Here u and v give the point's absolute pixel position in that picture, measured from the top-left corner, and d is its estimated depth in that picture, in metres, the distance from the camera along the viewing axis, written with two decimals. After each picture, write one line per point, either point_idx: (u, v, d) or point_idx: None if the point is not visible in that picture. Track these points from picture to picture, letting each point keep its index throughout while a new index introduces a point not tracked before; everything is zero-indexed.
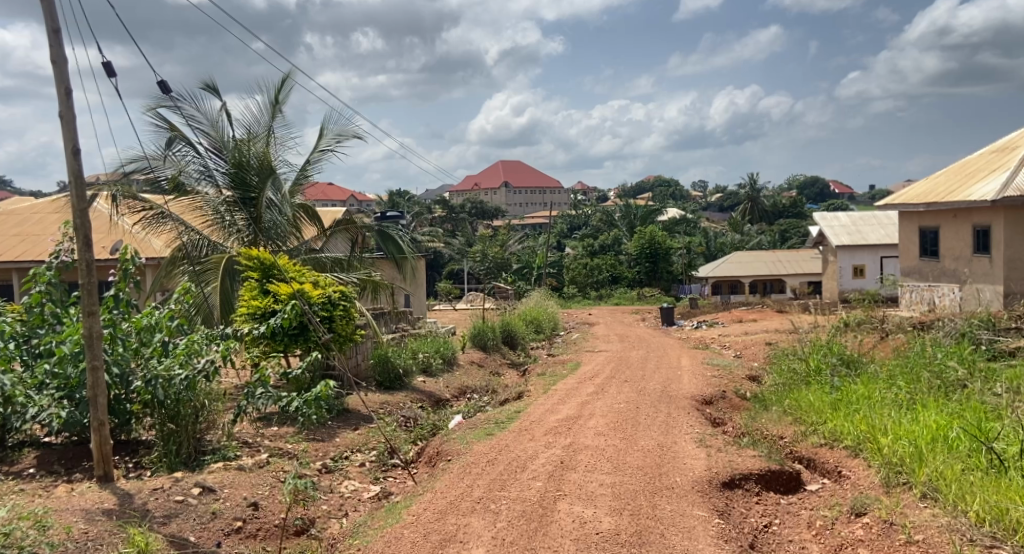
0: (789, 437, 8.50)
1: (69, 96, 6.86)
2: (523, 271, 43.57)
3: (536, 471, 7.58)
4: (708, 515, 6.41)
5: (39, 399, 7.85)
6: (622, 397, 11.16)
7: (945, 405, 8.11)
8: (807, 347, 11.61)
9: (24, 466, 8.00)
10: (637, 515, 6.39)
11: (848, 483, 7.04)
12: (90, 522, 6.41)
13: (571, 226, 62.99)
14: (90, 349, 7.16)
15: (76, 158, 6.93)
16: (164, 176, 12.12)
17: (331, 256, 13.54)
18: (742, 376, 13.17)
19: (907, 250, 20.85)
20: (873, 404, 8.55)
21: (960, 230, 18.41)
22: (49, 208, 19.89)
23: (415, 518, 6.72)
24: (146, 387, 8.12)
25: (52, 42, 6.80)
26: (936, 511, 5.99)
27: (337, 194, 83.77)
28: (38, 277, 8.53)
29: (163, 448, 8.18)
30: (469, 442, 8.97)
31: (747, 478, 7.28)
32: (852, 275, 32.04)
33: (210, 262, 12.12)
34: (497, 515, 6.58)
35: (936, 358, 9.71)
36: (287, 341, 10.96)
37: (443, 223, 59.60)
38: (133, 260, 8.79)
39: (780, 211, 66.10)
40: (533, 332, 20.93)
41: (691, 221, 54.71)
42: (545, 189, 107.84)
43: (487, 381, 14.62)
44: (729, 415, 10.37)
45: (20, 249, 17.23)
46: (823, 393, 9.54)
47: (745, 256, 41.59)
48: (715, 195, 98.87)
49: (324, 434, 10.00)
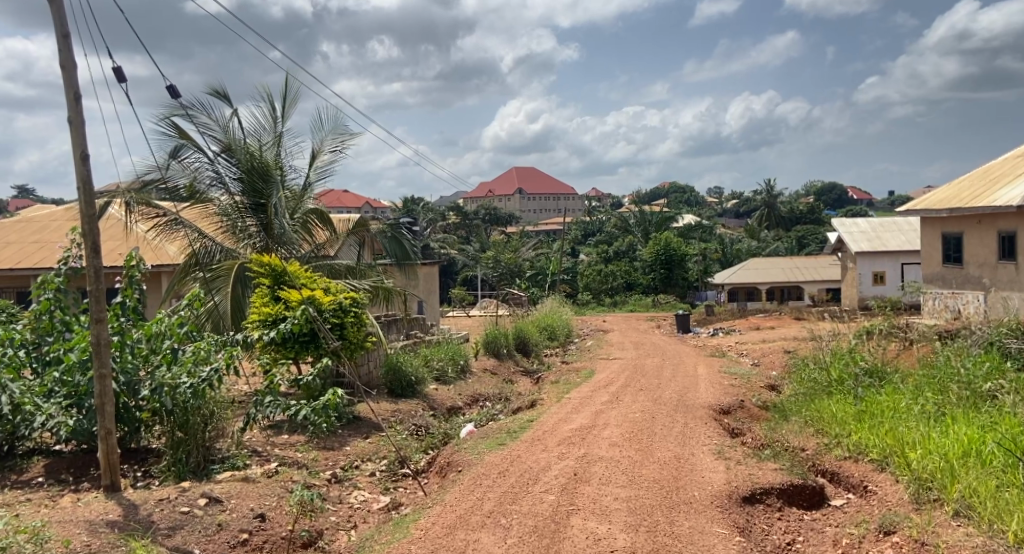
0: (812, 449, 8.21)
1: (78, 101, 6.71)
2: (537, 278, 43.45)
3: (549, 484, 7.34)
4: (728, 533, 6.16)
5: (47, 408, 7.76)
6: (638, 406, 10.90)
7: (976, 417, 7.82)
8: (827, 355, 11.28)
9: (33, 475, 7.85)
10: (653, 532, 6.14)
11: (874, 499, 6.76)
12: (94, 534, 6.23)
13: (585, 232, 62.77)
14: (98, 357, 6.98)
15: (84, 164, 6.78)
16: (178, 183, 11.90)
17: (344, 263, 13.30)
18: (760, 384, 12.87)
19: (931, 256, 20.45)
20: (900, 416, 8.22)
21: (984, 236, 18.02)
22: (67, 216, 19.92)
23: (423, 532, 6.51)
24: (154, 396, 7.93)
25: (61, 47, 6.66)
26: (970, 530, 5.73)
27: (353, 201, 84.27)
28: (47, 283, 8.29)
29: (172, 457, 7.99)
30: (480, 453, 8.74)
31: (768, 492, 7.01)
32: (872, 282, 31.60)
33: (220, 269, 11.96)
34: (508, 530, 6.35)
35: (966, 368, 9.37)
36: (298, 347, 10.81)
37: (457, 230, 59.65)
38: (138, 266, 8.60)
39: (798, 218, 64.62)
40: (547, 339, 20.70)
41: (706, 227, 54.23)
42: (560, 196, 107.80)
43: (499, 389, 14.40)
44: (748, 425, 10.11)
45: (37, 256, 17.20)
46: (845, 404, 9.21)
47: (762, 262, 41.09)
48: (729, 202, 98.11)
49: (334, 442, 9.83)
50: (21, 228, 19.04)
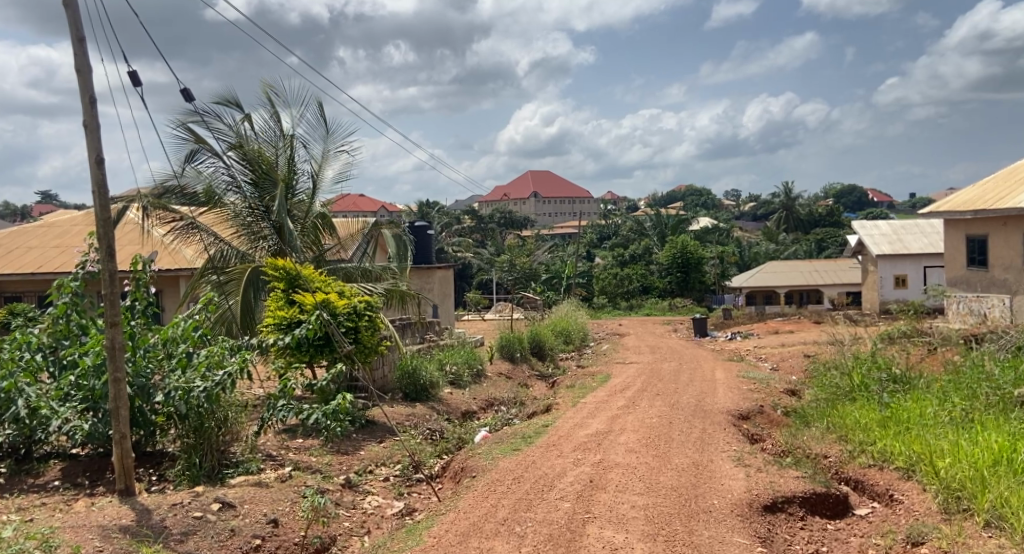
0: (835, 457, 8.00)
1: (93, 106, 6.65)
2: (553, 281, 43.36)
3: (564, 491, 7.19)
4: (749, 543, 5.99)
5: (63, 412, 7.70)
6: (655, 411, 10.73)
7: (1006, 424, 7.61)
8: (848, 360, 11.05)
9: (49, 479, 7.80)
10: (672, 542, 5.96)
11: (901, 508, 6.58)
12: (106, 539, 6.14)
13: (601, 235, 62.59)
14: (112, 361, 6.90)
15: (100, 167, 6.72)
16: (194, 190, 11.86)
17: (358, 267, 13.14)
18: (780, 389, 12.67)
19: (954, 259, 20.12)
20: (927, 424, 8.02)
21: (1010, 239, 17.70)
22: (87, 220, 20.04)
23: (436, 540, 6.37)
24: (168, 400, 7.84)
25: (77, 51, 6.59)
26: (1003, 541, 5.53)
27: (369, 205, 84.86)
28: (63, 287, 8.21)
29: (186, 461, 7.93)
30: (495, 458, 8.59)
31: (791, 501, 6.82)
32: (893, 285, 31.19)
33: (234, 272, 11.85)
34: (522, 538, 6.21)
35: (993, 373, 9.15)
36: (313, 352, 10.68)
37: (472, 233, 59.74)
38: (147, 270, 8.51)
39: (816, 220, 63.97)
40: (563, 342, 20.58)
41: (723, 230, 53.80)
42: (575, 200, 107.73)
43: (515, 393, 14.29)
44: (767, 431, 9.92)
45: (57, 261, 17.28)
46: (870, 409, 8.99)
47: (781, 265, 40.71)
48: (746, 204, 97.61)
49: (348, 446, 9.73)
50: (41, 233, 19.15)
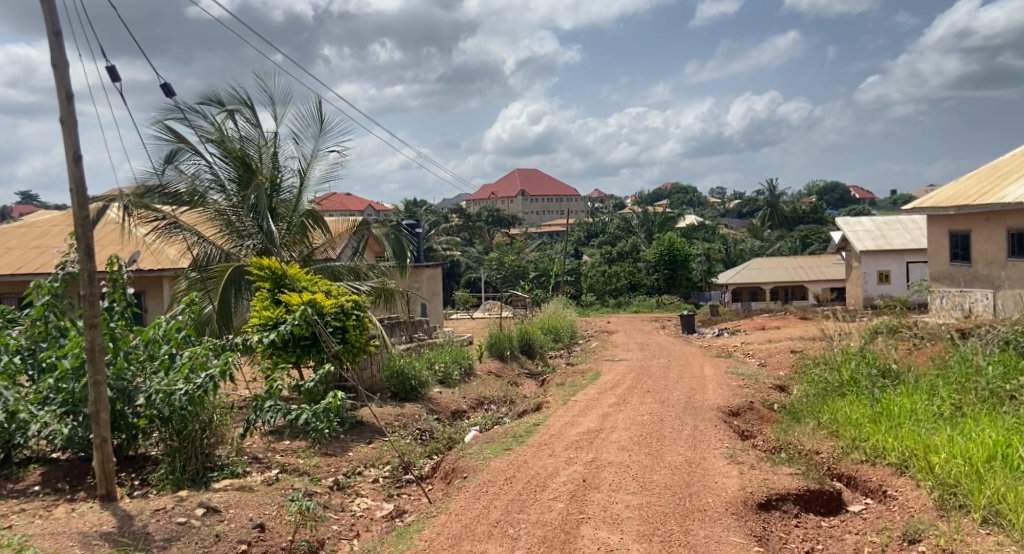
0: (828, 453, 7.97)
1: (71, 100, 6.50)
2: (540, 280, 43.34)
3: (557, 491, 7.11)
4: (745, 542, 5.95)
5: (42, 416, 7.54)
6: (645, 409, 10.66)
7: (998, 419, 7.63)
8: (837, 356, 11.03)
9: (29, 483, 7.64)
10: (668, 543, 5.89)
11: (894, 504, 6.56)
12: (87, 547, 6.02)
13: (587, 232, 62.61)
14: (91, 364, 6.72)
15: (77, 165, 6.57)
16: (177, 189, 11.70)
17: (345, 265, 13.04)
18: (768, 385, 12.67)
19: (938, 254, 20.21)
20: (918, 419, 8.01)
21: (993, 234, 17.81)
22: (68, 220, 19.74)
23: (427, 543, 6.28)
24: (149, 403, 7.70)
25: (53, 45, 6.44)
26: (1001, 539, 5.51)
27: (357, 204, 84.74)
28: (41, 288, 8.06)
29: (170, 465, 7.78)
30: (485, 458, 8.49)
31: (785, 498, 6.78)
32: (877, 282, 31.28)
33: (215, 271, 11.70)
34: (516, 541, 6.12)
35: (981, 368, 9.17)
36: (299, 352, 10.56)
37: (460, 232, 59.65)
38: (123, 270, 8.31)
39: (800, 217, 64.22)
40: (552, 340, 20.52)
41: (709, 227, 53.92)
42: (561, 197, 107.86)
43: (504, 392, 14.20)
44: (758, 427, 9.92)
45: (39, 262, 17.00)
46: (861, 405, 8.95)
47: (766, 261, 40.81)
48: (730, 201, 97.97)
49: (336, 447, 9.60)
50: (22, 234, 18.86)
